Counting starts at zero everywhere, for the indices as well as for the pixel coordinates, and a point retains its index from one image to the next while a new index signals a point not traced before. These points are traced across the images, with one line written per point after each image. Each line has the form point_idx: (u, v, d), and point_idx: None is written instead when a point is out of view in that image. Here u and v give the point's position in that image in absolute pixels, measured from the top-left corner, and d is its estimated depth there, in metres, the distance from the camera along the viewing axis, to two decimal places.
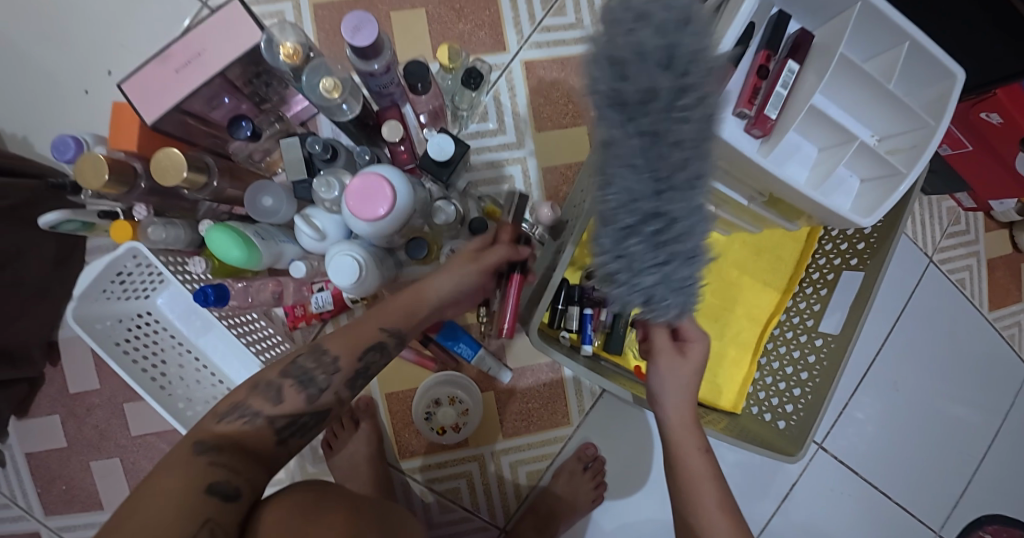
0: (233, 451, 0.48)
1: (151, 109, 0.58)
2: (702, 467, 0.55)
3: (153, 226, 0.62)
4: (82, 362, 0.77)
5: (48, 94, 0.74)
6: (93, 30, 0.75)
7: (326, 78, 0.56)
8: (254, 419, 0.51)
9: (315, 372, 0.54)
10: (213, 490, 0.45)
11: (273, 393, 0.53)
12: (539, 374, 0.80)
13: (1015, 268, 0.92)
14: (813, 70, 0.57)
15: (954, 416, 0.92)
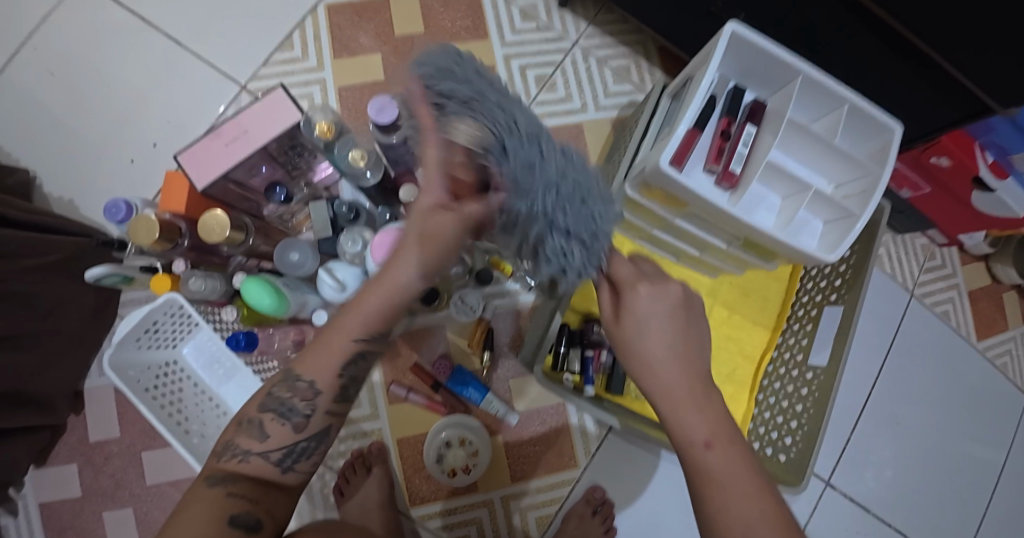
0: (251, 482, 0.48)
1: (203, 176, 0.66)
2: (720, 468, 0.44)
3: (194, 278, 0.68)
4: (104, 411, 0.80)
5: (96, 162, 0.83)
6: (144, 110, 0.85)
7: (354, 150, 0.67)
8: (248, 456, 0.48)
9: (294, 400, 0.50)
10: (241, 524, 0.45)
11: (256, 429, 0.49)
12: (544, 418, 0.83)
13: (996, 299, 0.97)
14: (769, 131, 0.66)
15: (957, 449, 0.95)
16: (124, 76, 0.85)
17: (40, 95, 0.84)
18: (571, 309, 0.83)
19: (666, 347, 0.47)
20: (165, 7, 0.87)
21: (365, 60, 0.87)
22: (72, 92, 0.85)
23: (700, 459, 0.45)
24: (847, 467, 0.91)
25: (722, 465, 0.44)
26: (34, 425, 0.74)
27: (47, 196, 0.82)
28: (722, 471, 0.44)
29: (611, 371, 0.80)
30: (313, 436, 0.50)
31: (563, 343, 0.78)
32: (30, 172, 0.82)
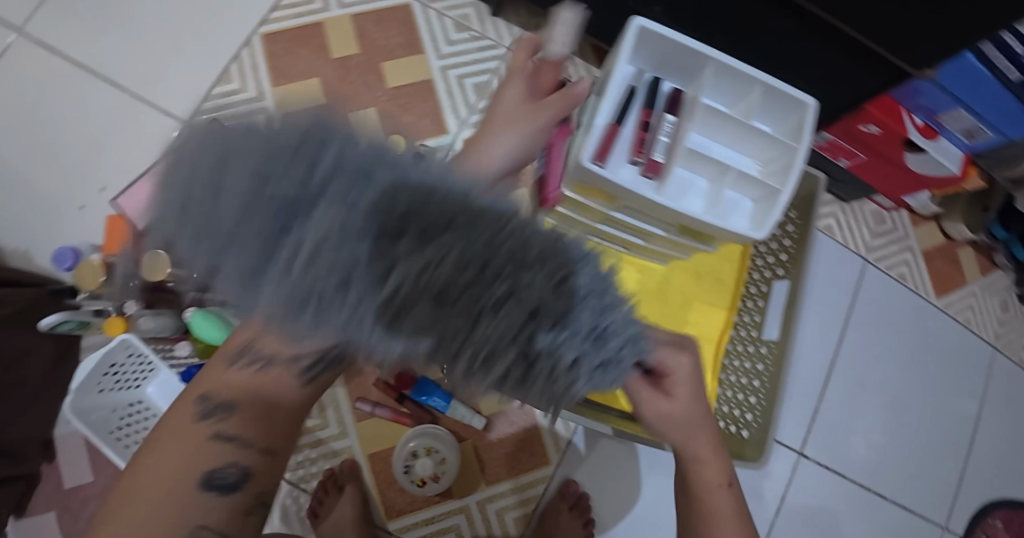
0: (252, 421, 0.38)
1: (142, 217, 0.67)
2: (725, 510, 0.52)
3: (143, 317, 0.70)
4: (77, 456, 0.81)
5: (49, 213, 0.84)
6: (94, 156, 0.86)
7: None
8: (269, 365, 0.34)
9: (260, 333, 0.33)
10: (220, 484, 0.36)
11: (257, 322, 0.38)
12: (512, 419, 0.84)
13: (952, 256, 0.99)
14: (691, 118, 0.67)
15: (934, 408, 0.96)
16: (69, 124, 0.87)
17: None
18: None
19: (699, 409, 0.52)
20: (104, 54, 0.88)
21: (303, 86, 0.88)
22: (18, 145, 0.86)
23: (714, 497, 0.53)
24: (821, 436, 0.92)
25: (734, 508, 0.53)
26: (8, 476, 0.75)
27: (3, 249, 0.82)
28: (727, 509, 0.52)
29: None
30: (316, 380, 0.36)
31: None
32: None
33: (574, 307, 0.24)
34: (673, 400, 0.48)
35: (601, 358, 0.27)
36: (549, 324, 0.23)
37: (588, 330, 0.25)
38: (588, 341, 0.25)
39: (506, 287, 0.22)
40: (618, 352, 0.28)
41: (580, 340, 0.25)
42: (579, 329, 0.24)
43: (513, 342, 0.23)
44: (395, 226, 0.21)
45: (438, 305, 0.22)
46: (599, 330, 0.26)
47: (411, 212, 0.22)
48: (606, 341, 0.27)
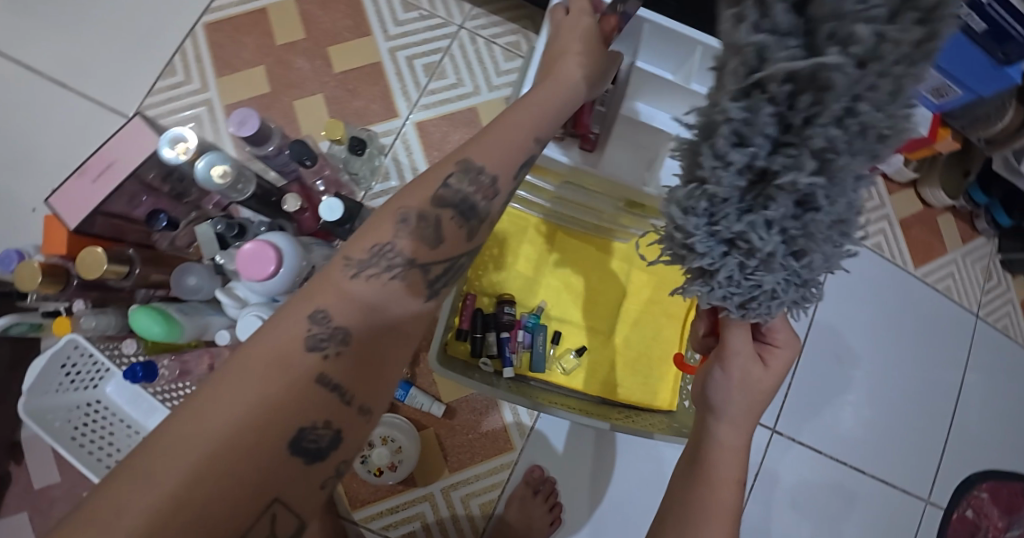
0: (357, 360, 0.38)
1: (74, 215, 0.67)
2: (729, 509, 0.53)
3: (85, 316, 0.69)
4: (43, 457, 0.82)
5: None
6: (39, 155, 0.84)
7: (218, 166, 0.66)
8: (396, 273, 0.40)
9: (475, 197, 0.44)
10: (311, 436, 0.36)
11: (389, 245, 0.41)
12: (474, 405, 0.83)
13: (930, 223, 0.96)
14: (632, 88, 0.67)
15: (917, 379, 0.95)
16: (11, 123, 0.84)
17: None
18: (484, 294, 0.82)
19: (763, 389, 0.53)
20: (46, 50, 0.86)
21: (249, 76, 0.87)
22: None
23: (721, 493, 0.53)
24: (791, 413, 0.91)
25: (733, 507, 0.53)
26: None
27: None
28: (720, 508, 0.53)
29: (532, 349, 0.80)
30: (443, 265, 0.43)
31: (479, 329, 0.78)
32: None
33: (831, 177, 0.31)
34: (768, 370, 0.53)
35: (749, 264, 0.36)
36: (787, 181, 0.31)
37: (802, 206, 0.33)
38: (783, 228, 0.34)
39: (741, 162, 0.32)
40: (800, 276, 0.37)
41: (782, 217, 0.33)
42: (768, 217, 0.33)
43: (737, 189, 0.34)
44: (778, 80, 0.29)
45: (849, 134, 0.29)
46: (747, 238, 0.35)
47: (814, 16, 0.27)
48: (814, 239, 0.34)
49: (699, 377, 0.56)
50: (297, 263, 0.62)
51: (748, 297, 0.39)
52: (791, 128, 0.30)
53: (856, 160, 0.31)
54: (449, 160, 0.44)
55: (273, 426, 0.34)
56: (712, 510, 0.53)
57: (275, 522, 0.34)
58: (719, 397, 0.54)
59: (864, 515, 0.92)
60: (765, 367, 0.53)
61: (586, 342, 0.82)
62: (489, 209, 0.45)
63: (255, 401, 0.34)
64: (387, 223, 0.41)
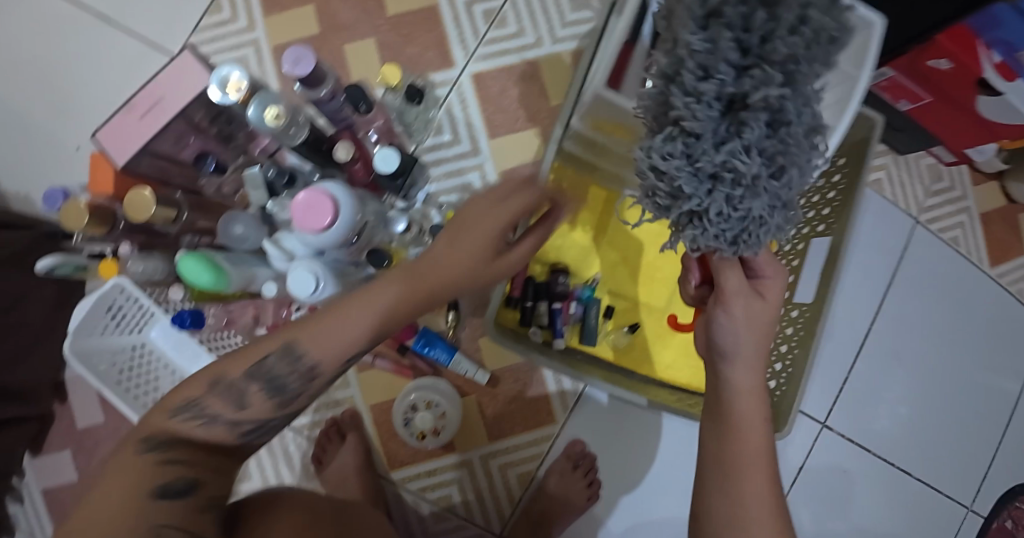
0: (198, 453, 0.43)
1: (121, 152, 0.64)
2: (760, 452, 0.51)
3: (132, 260, 0.67)
4: (88, 397, 0.82)
5: (44, 153, 0.81)
6: (82, 91, 0.81)
7: (270, 108, 0.62)
8: (210, 423, 0.44)
9: (287, 377, 0.45)
10: (172, 492, 0.40)
11: (234, 396, 0.45)
12: (519, 375, 0.81)
13: (1011, 220, 0.91)
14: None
15: (974, 384, 0.93)
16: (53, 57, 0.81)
17: None
18: (538, 261, 0.78)
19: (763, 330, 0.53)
20: None
21: (298, 16, 0.82)
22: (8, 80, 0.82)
23: (752, 438, 0.51)
24: (846, 407, 0.91)
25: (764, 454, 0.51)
26: (19, 415, 0.77)
27: (3, 193, 0.80)
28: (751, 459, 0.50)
29: (583, 321, 0.77)
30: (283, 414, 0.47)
31: (530, 297, 0.76)
32: None
33: (790, 94, 0.37)
34: (767, 301, 0.53)
35: (737, 195, 0.39)
36: (759, 98, 0.37)
37: (777, 124, 0.38)
38: (762, 151, 0.38)
39: (713, 91, 0.38)
40: (781, 200, 0.40)
41: (759, 140, 0.38)
42: (747, 142, 0.38)
43: (715, 120, 0.39)
44: (731, 7, 0.37)
45: (803, 48, 0.37)
46: (733, 166, 0.38)
47: None
48: (793, 153, 0.39)
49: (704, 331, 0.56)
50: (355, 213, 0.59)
51: (739, 232, 0.41)
52: (750, 53, 0.37)
53: (807, 74, 0.38)
54: (272, 340, 0.45)
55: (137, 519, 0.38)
56: (743, 461, 0.50)
57: None
58: (726, 341, 0.53)
59: (900, 513, 0.92)
60: (760, 299, 0.53)
61: (638, 319, 0.79)
62: (302, 391, 0.46)
63: (122, 490, 0.39)
64: (268, 344, 0.45)
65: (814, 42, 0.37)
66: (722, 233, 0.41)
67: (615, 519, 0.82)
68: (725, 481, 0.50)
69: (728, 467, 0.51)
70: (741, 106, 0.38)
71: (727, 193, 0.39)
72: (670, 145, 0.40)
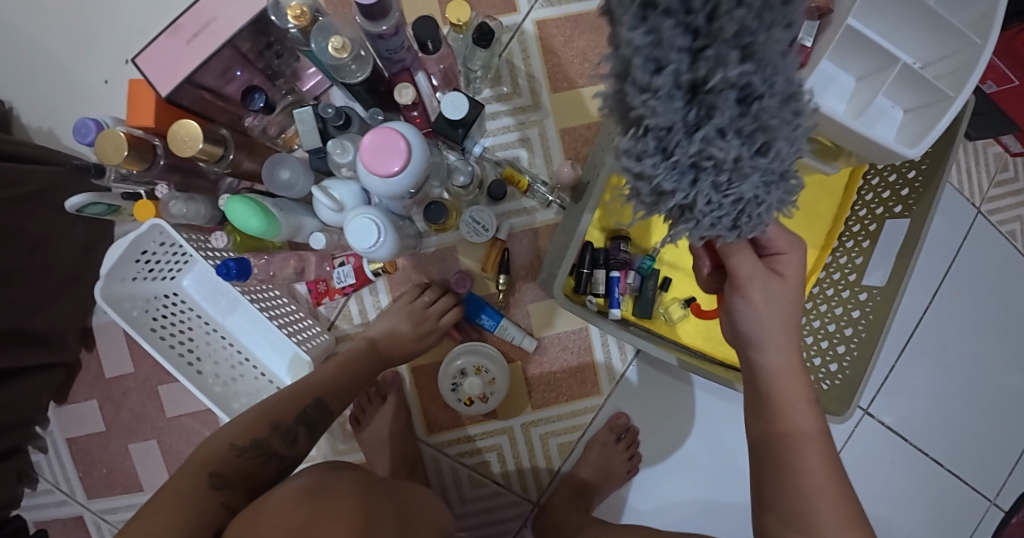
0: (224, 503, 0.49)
1: (165, 80, 0.57)
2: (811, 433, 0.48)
3: (174, 202, 0.61)
4: (115, 346, 0.83)
5: (74, 88, 0.81)
6: (111, 28, 0.80)
7: (334, 37, 0.54)
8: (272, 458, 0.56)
9: (321, 420, 0.60)
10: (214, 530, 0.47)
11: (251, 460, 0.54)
12: (567, 344, 0.79)
13: None
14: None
15: (1009, 383, 0.93)
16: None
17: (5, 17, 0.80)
18: (595, 226, 0.74)
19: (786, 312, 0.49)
20: None
21: None
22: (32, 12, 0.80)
23: (798, 418, 0.49)
24: (886, 394, 0.91)
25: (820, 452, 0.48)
26: (45, 362, 0.77)
27: (25, 126, 0.81)
28: (807, 462, 0.48)
29: (640, 292, 0.74)
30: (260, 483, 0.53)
31: (587, 264, 0.71)
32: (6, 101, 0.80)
33: (757, 63, 0.31)
34: (785, 279, 0.48)
35: (723, 181, 0.35)
36: (722, 81, 0.31)
37: (754, 98, 0.32)
38: (739, 130, 0.33)
39: (669, 85, 0.31)
40: (775, 173, 0.36)
41: (732, 120, 0.32)
42: (721, 125, 0.32)
43: (680, 112, 0.32)
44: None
45: (762, 9, 0.29)
46: (710, 154, 0.33)
47: None
48: (773, 125, 0.33)
49: (724, 320, 0.51)
50: (424, 158, 0.54)
51: (735, 215, 0.37)
52: (700, 31, 0.30)
53: (774, 36, 0.30)
54: (248, 422, 0.56)
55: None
56: (794, 447, 0.48)
57: None
58: (753, 327, 0.49)
59: (925, 502, 0.92)
60: (780, 279, 0.47)
61: (694, 293, 0.76)
62: (287, 447, 0.57)
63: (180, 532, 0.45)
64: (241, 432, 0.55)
65: (768, 3, 0.29)
66: (714, 222, 0.37)
67: (635, 495, 0.81)
68: (781, 482, 0.48)
69: (781, 471, 0.48)
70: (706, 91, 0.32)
71: (706, 185, 0.35)
72: (640, 147, 0.34)
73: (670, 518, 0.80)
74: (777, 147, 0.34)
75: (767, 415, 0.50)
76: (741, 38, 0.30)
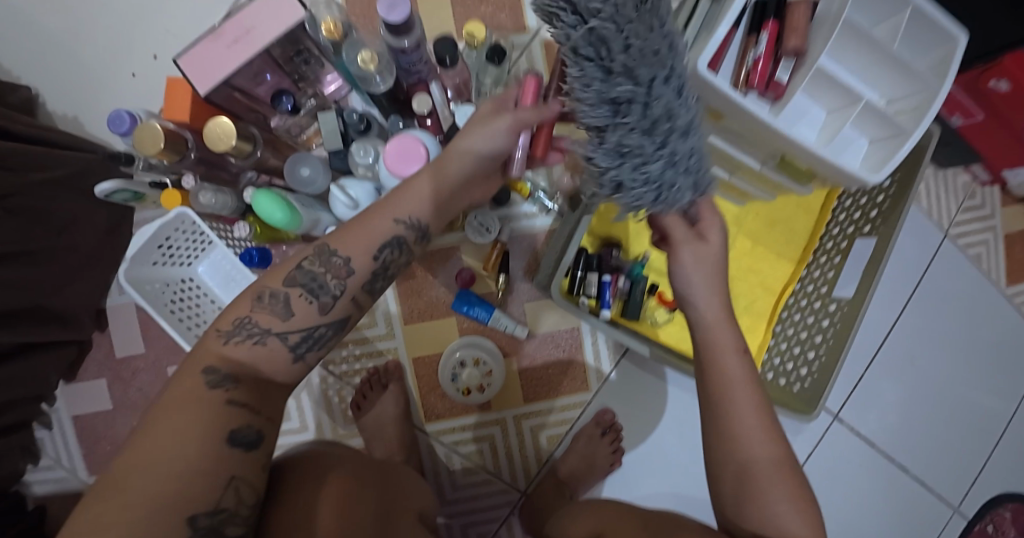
0: (251, 389, 0.44)
1: (203, 80, 0.62)
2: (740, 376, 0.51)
3: (204, 192, 0.66)
4: (128, 328, 0.88)
5: (102, 81, 0.85)
6: (140, 26, 0.85)
7: (363, 51, 0.60)
8: (266, 337, 0.45)
9: (326, 276, 0.47)
10: (241, 439, 0.42)
11: (280, 305, 0.46)
12: (558, 341, 0.84)
13: None
14: (822, 35, 0.57)
15: (972, 397, 1.00)
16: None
17: (38, 11, 0.84)
18: (589, 234, 0.80)
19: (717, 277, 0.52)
20: None
21: None
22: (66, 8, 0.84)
23: (727, 365, 0.52)
24: (855, 402, 0.97)
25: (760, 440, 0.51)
26: (61, 339, 0.81)
27: (52, 113, 0.85)
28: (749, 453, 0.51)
29: (629, 297, 0.79)
30: (302, 335, 0.46)
31: (580, 267, 0.76)
32: (35, 89, 0.84)
33: (648, 83, 0.38)
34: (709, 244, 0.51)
35: (642, 164, 0.41)
36: (625, 94, 0.38)
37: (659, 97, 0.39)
38: (645, 128, 0.40)
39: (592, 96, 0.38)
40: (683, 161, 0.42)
41: (642, 121, 0.39)
42: (632, 124, 0.39)
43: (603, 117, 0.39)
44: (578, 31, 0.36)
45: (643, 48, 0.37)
46: (627, 144, 0.40)
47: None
48: (673, 123, 0.41)
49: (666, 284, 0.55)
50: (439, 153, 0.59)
51: (661, 193, 0.43)
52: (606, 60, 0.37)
53: (657, 63, 0.38)
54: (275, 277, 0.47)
55: (213, 473, 0.40)
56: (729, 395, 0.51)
57: (237, 492, 0.41)
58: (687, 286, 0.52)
59: (888, 507, 0.98)
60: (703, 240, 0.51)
61: None
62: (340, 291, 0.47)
63: (199, 445, 0.40)
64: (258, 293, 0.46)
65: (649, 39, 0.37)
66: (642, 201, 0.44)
67: (614, 488, 0.86)
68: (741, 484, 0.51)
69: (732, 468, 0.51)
70: (620, 101, 0.39)
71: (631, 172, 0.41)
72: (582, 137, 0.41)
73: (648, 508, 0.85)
74: (680, 141, 0.41)
75: (706, 370, 0.53)
76: (632, 62, 0.37)
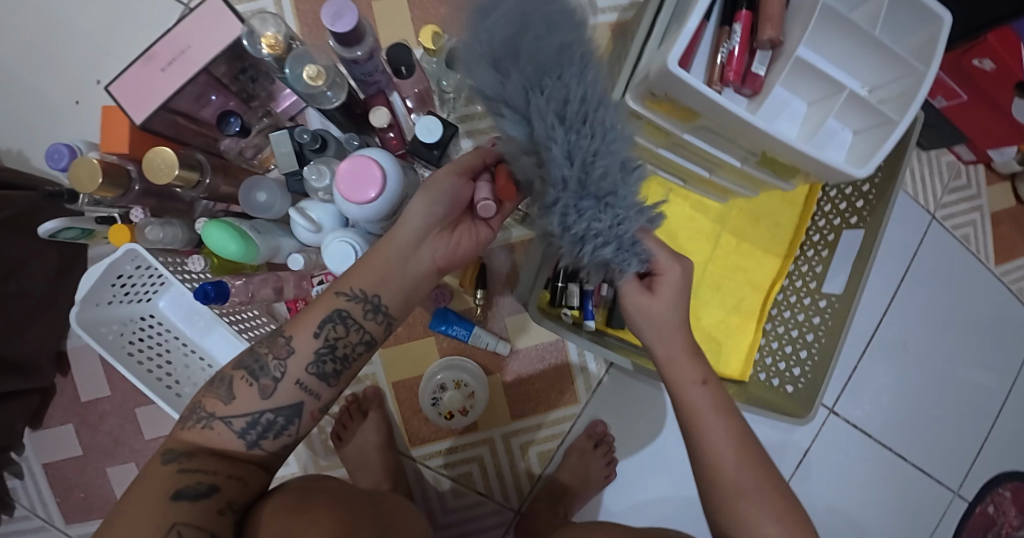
0: (210, 457, 0.45)
1: (139, 108, 0.58)
2: (704, 406, 0.51)
3: (150, 226, 0.61)
4: (91, 369, 0.83)
5: (41, 110, 0.80)
6: (79, 50, 0.80)
7: (309, 66, 0.56)
8: (211, 422, 0.46)
9: (267, 357, 0.48)
10: (187, 496, 0.42)
11: (225, 389, 0.47)
12: (543, 354, 0.81)
13: (1018, 220, 0.97)
14: (799, 23, 0.54)
15: (967, 378, 0.98)
16: (47, 22, 0.79)
17: None
18: None
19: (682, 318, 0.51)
20: None
21: None
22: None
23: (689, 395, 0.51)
24: (853, 394, 0.95)
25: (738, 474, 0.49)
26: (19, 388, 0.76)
27: None
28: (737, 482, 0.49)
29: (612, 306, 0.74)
30: (246, 419, 0.47)
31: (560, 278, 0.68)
32: None
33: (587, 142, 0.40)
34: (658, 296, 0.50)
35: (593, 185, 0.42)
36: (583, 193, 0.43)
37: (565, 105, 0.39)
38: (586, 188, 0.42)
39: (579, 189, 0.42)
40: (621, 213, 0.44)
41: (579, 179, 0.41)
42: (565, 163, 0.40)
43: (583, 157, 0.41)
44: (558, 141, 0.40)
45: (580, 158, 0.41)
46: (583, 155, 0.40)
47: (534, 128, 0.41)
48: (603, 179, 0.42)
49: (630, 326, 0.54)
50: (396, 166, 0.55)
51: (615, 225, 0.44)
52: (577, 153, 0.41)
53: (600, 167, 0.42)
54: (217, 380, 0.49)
55: (157, 522, 0.41)
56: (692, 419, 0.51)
57: None
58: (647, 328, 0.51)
59: (891, 496, 0.96)
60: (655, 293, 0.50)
61: None
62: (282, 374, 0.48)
63: (149, 503, 0.41)
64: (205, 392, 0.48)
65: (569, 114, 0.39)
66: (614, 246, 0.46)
67: (612, 497, 0.83)
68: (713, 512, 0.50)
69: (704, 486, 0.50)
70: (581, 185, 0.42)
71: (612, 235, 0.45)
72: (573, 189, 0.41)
73: (649, 516, 0.83)
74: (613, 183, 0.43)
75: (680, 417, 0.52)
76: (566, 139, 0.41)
